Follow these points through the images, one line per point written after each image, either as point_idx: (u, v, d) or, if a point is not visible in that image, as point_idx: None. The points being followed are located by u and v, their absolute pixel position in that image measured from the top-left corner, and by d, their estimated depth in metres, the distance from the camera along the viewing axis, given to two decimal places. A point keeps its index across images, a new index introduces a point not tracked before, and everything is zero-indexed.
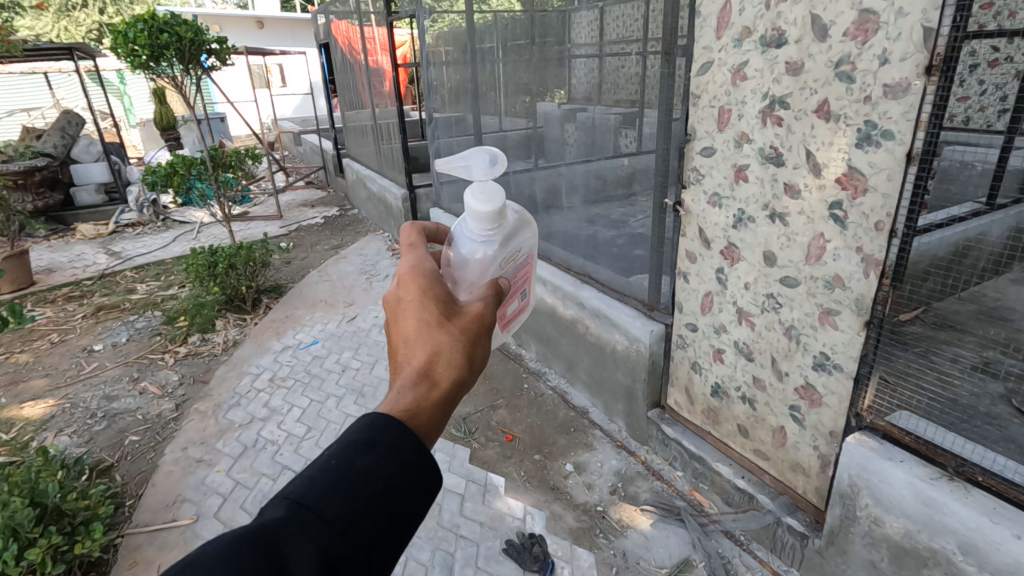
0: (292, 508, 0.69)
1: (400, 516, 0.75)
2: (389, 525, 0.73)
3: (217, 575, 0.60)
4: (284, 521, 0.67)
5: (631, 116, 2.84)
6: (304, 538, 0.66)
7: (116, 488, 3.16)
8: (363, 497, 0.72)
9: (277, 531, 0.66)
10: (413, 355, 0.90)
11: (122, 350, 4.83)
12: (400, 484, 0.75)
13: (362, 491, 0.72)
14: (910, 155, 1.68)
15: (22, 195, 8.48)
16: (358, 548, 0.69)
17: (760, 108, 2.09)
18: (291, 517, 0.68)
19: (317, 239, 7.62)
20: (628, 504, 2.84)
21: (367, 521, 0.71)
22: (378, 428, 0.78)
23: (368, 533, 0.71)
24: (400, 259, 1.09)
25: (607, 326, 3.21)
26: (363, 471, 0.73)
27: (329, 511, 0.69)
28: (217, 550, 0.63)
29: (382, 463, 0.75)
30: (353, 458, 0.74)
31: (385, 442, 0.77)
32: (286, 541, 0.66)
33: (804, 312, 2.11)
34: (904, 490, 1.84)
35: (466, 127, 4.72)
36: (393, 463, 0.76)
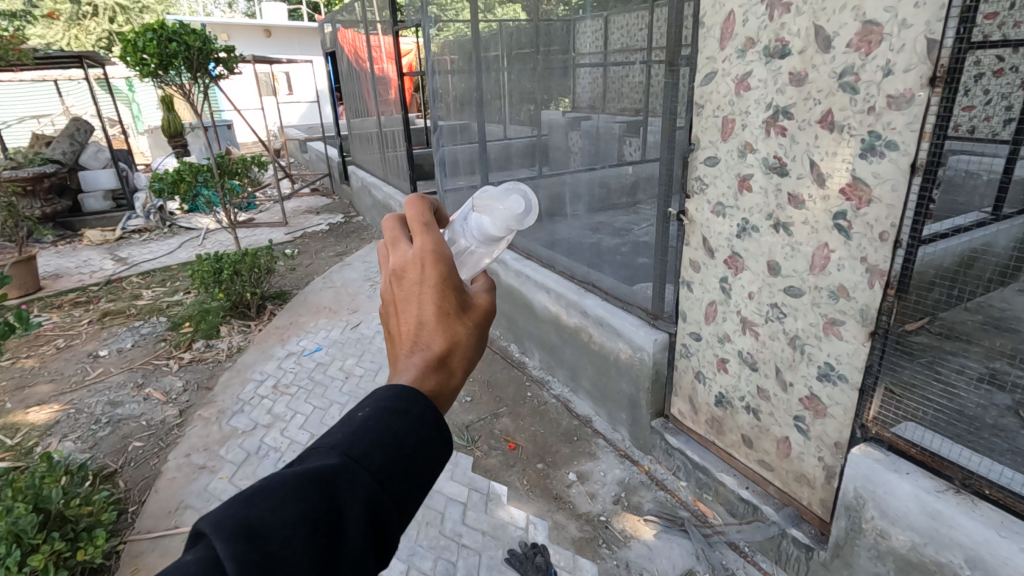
0: (340, 458, 0.69)
1: (434, 473, 0.76)
2: (426, 482, 0.75)
3: (285, 507, 0.64)
4: (333, 470, 0.68)
5: (635, 125, 2.84)
6: (350, 492, 0.68)
7: (119, 494, 3.17)
8: (403, 459, 0.72)
9: (327, 480, 0.67)
10: (431, 340, 0.86)
11: (128, 355, 4.85)
12: (432, 452, 0.75)
13: (403, 450, 0.72)
14: (914, 166, 1.68)
15: (30, 201, 8.56)
16: (397, 499, 0.72)
17: (764, 118, 2.10)
18: (340, 466, 0.69)
19: (322, 246, 7.66)
20: (631, 514, 2.82)
21: (405, 480, 0.72)
22: (409, 398, 0.77)
23: (405, 488, 0.72)
24: (407, 234, 0.95)
25: (611, 334, 3.20)
26: (401, 434, 0.73)
27: (374, 464, 0.70)
28: (278, 487, 0.66)
29: (419, 425, 0.75)
30: (392, 421, 0.74)
31: (417, 410, 0.76)
32: (336, 489, 0.68)
33: (808, 322, 2.10)
34: (910, 502, 1.82)
35: (470, 135, 4.75)
36: (427, 429, 0.76)
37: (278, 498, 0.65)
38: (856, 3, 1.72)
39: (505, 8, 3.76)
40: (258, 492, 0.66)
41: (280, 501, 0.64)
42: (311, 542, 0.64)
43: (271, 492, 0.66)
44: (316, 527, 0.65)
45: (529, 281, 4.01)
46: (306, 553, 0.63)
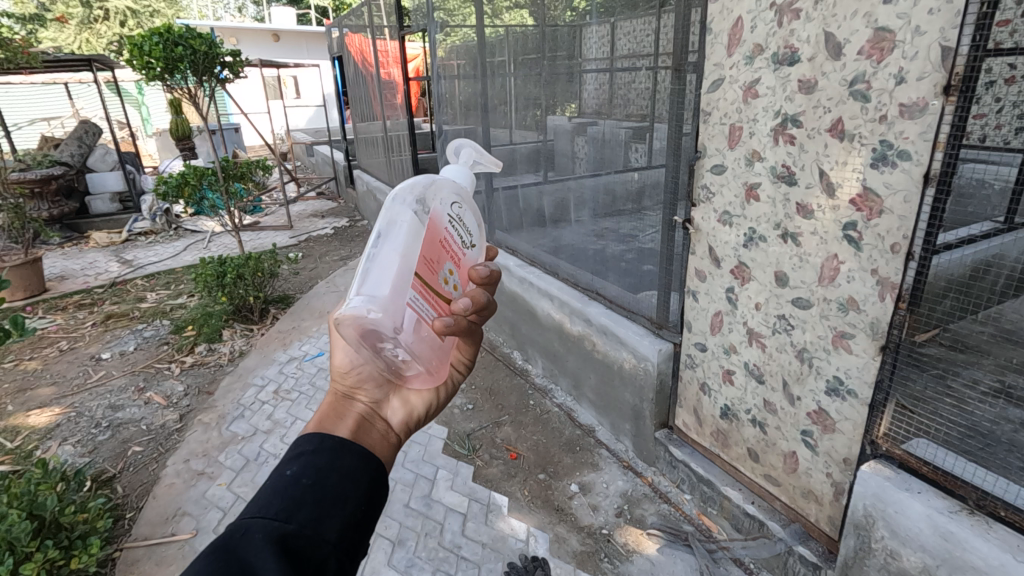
0: (234, 524, 0.78)
1: (347, 496, 0.85)
2: (336, 502, 0.83)
3: None
4: (227, 536, 0.76)
5: (641, 132, 2.80)
6: (249, 538, 0.76)
7: (116, 500, 3.14)
8: (299, 489, 0.82)
9: (223, 544, 0.75)
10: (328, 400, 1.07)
11: (130, 359, 4.84)
12: (330, 471, 0.86)
13: (296, 485, 0.83)
14: (927, 176, 1.63)
15: (37, 203, 8.58)
16: (307, 523, 0.80)
17: (772, 125, 2.06)
18: (237, 529, 0.77)
19: (326, 250, 7.66)
20: (634, 528, 2.77)
21: (308, 506, 0.81)
22: (302, 442, 0.91)
23: (313, 514, 0.81)
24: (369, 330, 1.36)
25: (615, 343, 3.16)
26: (295, 473, 0.85)
27: (270, 510, 0.80)
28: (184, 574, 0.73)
29: (310, 463, 0.86)
30: (284, 468, 0.86)
31: (310, 447, 0.89)
32: (237, 546, 0.75)
33: (817, 334, 2.06)
34: (922, 523, 1.77)
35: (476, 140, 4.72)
36: (323, 458, 0.88)
37: None
38: (868, 10, 1.68)
39: (511, 14, 3.74)
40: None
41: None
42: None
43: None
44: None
45: (532, 288, 3.98)
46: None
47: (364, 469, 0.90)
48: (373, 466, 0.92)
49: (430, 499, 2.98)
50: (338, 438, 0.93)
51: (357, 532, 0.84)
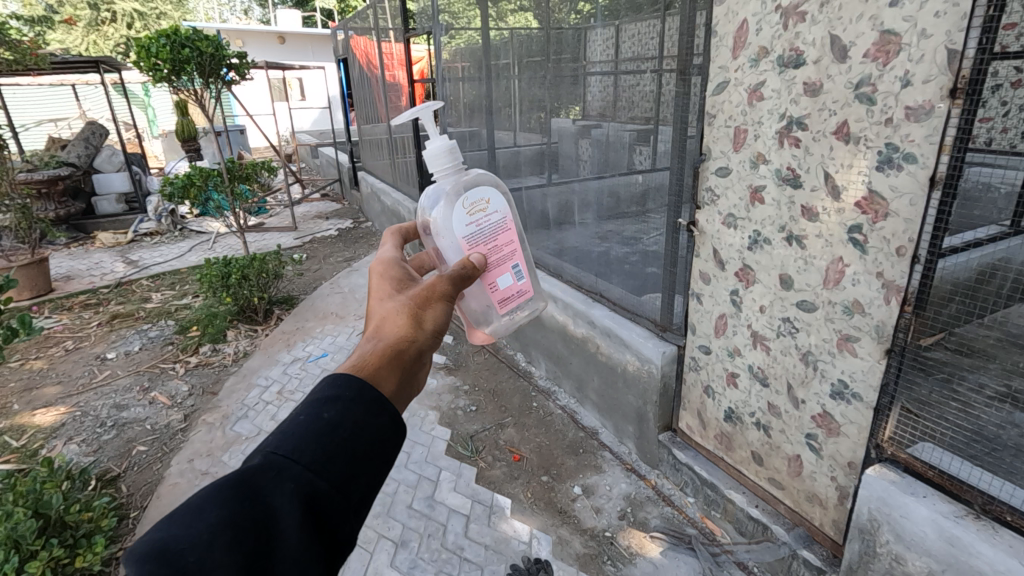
0: (262, 461, 0.75)
1: (376, 458, 0.82)
2: (366, 465, 0.80)
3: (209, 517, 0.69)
4: (257, 470, 0.74)
5: (645, 134, 2.80)
6: (277, 485, 0.73)
7: (121, 499, 3.15)
8: (331, 442, 0.78)
9: (249, 480, 0.73)
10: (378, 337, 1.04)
11: (134, 359, 4.86)
12: (364, 428, 0.82)
13: (334, 436, 0.78)
14: (933, 179, 1.63)
15: (44, 204, 8.64)
16: (333, 482, 0.76)
17: (777, 128, 2.06)
18: (264, 467, 0.75)
19: (330, 251, 7.69)
20: (637, 530, 2.76)
21: (337, 463, 0.77)
22: (339, 387, 0.86)
23: (345, 472, 0.77)
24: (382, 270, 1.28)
25: (618, 346, 3.16)
26: (330, 422, 0.80)
27: (301, 456, 0.76)
28: (209, 494, 0.72)
29: (347, 413, 0.82)
30: (320, 411, 0.81)
31: (346, 396, 0.84)
32: (263, 486, 0.74)
33: (821, 338, 2.05)
34: (927, 527, 1.76)
35: (480, 142, 4.73)
36: (360, 412, 0.83)
37: (199, 507, 0.71)
38: (874, 13, 1.68)
39: (516, 16, 3.74)
40: (187, 504, 0.71)
41: (200, 510, 0.70)
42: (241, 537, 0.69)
43: (197, 503, 0.71)
44: (244, 522, 0.71)
45: None
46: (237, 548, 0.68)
47: (395, 432, 0.86)
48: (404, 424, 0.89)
49: (433, 501, 2.98)
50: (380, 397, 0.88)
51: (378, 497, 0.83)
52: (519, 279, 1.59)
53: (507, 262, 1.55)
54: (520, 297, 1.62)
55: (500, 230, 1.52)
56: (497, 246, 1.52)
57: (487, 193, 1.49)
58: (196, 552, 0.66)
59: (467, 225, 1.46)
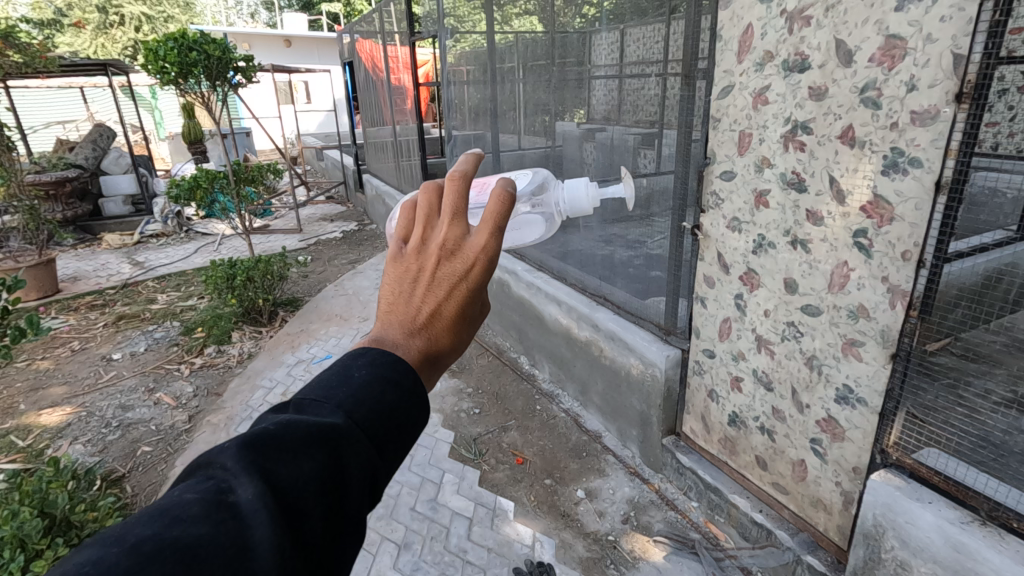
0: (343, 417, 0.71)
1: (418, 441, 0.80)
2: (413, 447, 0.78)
3: (292, 470, 0.65)
4: (336, 430, 0.69)
5: (650, 138, 2.80)
6: (352, 454, 0.69)
7: (126, 499, 3.17)
8: (397, 425, 0.75)
9: (329, 437, 0.68)
10: (438, 334, 0.85)
11: (140, 360, 4.89)
12: (423, 419, 0.79)
13: (400, 417, 0.75)
14: (938, 184, 1.62)
15: (51, 205, 8.70)
16: (389, 462, 0.74)
17: (782, 132, 2.06)
18: (344, 428, 0.70)
19: (334, 253, 7.71)
20: (640, 534, 2.75)
21: (396, 446, 0.75)
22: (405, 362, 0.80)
23: (397, 455, 0.76)
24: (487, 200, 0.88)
25: (622, 349, 3.15)
26: (400, 403, 0.75)
27: (371, 428, 0.72)
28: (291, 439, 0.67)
29: (415, 393, 0.78)
30: (391, 389, 0.76)
31: (407, 383, 0.77)
32: (341, 448, 0.69)
33: (826, 342, 2.05)
34: (933, 533, 1.75)
35: (485, 145, 4.74)
36: (421, 395, 0.79)
37: (285, 455, 0.66)
38: (879, 17, 1.68)
39: (521, 20, 3.76)
40: (272, 439, 0.67)
41: (295, 453, 0.66)
42: (325, 490, 0.67)
43: (285, 442, 0.67)
44: (325, 483, 0.66)
45: (540, 293, 3.99)
46: (322, 501, 0.66)
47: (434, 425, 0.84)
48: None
49: (436, 503, 2.98)
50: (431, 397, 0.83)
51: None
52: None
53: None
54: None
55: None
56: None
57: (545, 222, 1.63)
58: (288, 495, 0.64)
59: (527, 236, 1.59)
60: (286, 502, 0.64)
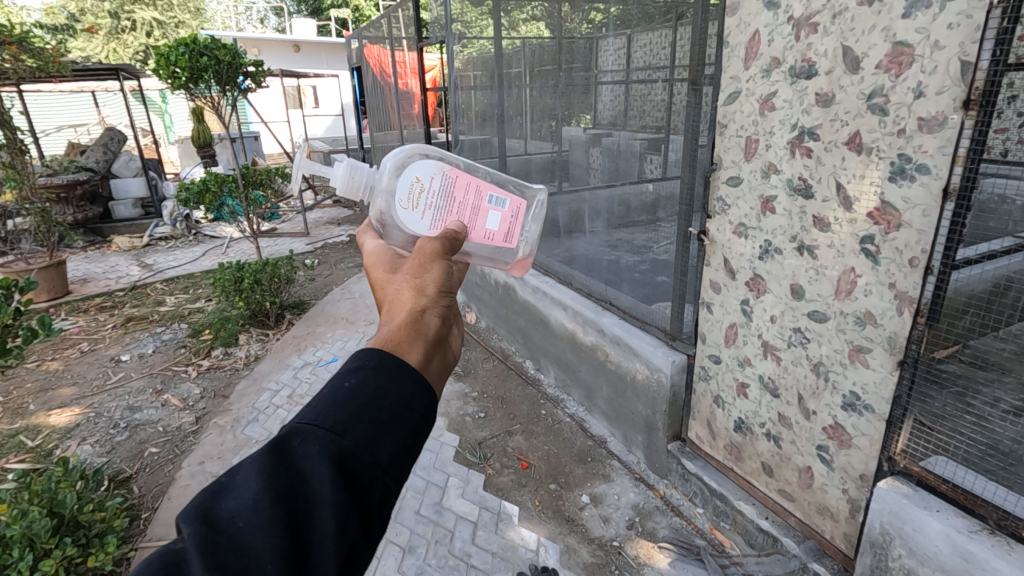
0: (290, 428, 0.77)
1: (402, 419, 0.80)
2: (390, 427, 0.78)
3: (247, 493, 0.72)
4: (285, 440, 0.76)
5: (656, 143, 2.81)
6: (306, 450, 0.74)
7: (133, 500, 3.18)
8: (356, 405, 0.78)
9: (279, 448, 0.75)
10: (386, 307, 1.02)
11: (148, 361, 4.93)
12: (388, 390, 0.81)
13: (352, 401, 0.78)
14: (946, 191, 1.62)
15: (63, 208, 8.79)
16: (358, 445, 0.76)
17: (789, 138, 2.06)
18: (294, 434, 0.76)
19: (341, 257, 7.76)
20: (645, 540, 2.74)
21: (361, 423, 0.77)
22: (361, 357, 0.86)
23: (368, 434, 0.76)
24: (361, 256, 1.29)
25: (628, 354, 3.15)
26: (351, 390, 0.80)
27: (327, 422, 0.76)
28: (249, 466, 0.75)
29: (368, 381, 0.82)
30: (343, 382, 0.81)
31: (369, 364, 0.84)
32: (294, 454, 0.75)
33: (833, 348, 2.04)
34: (941, 542, 1.74)
35: (491, 150, 4.77)
36: (378, 379, 0.82)
37: (242, 485, 0.74)
38: (887, 24, 1.68)
39: (528, 26, 3.78)
40: (223, 484, 0.75)
41: (248, 481, 0.74)
42: (277, 500, 0.71)
43: (238, 481, 0.75)
44: (281, 487, 0.72)
45: (546, 297, 3.99)
46: (274, 511, 0.70)
47: (421, 395, 0.84)
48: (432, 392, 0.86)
49: (440, 507, 2.98)
50: (398, 357, 0.87)
51: (410, 458, 0.81)
52: (502, 209, 1.57)
53: (482, 203, 1.53)
54: (517, 217, 1.62)
55: (452, 189, 1.47)
56: (457, 203, 1.49)
57: (411, 172, 1.45)
58: (239, 520, 0.70)
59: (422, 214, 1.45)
60: (237, 527, 0.70)
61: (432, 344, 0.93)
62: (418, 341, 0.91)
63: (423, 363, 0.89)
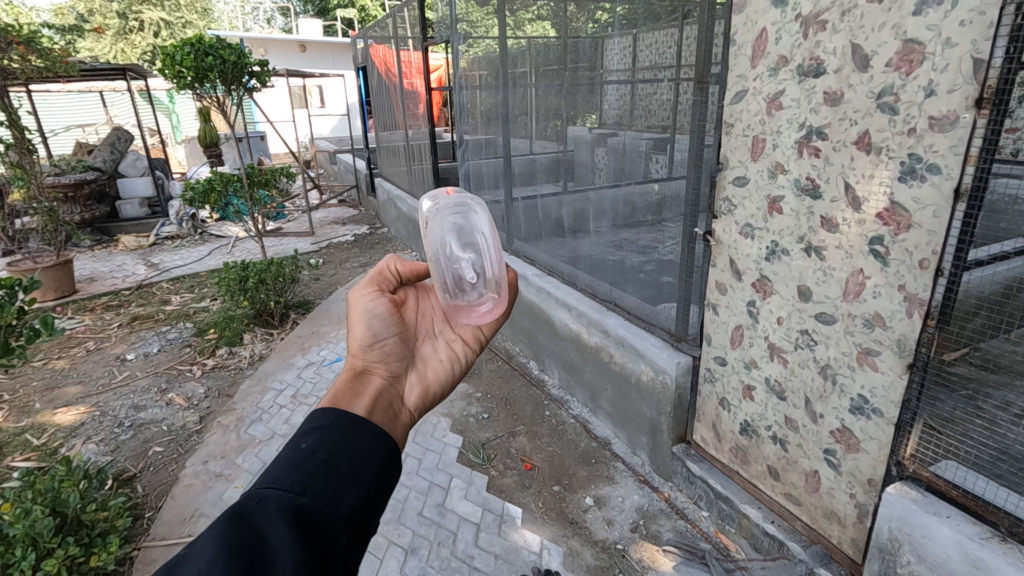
0: (250, 494, 0.88)
1: (361, 472, 0.97)
2: (349, 481, 0.94)
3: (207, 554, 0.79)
4: (244, 503, 0.86)
5: (662, 143, 2.78)
6: (264, 507, 0.86)
7: (137, 499, 3.19)
8: (313, 463, 0.94)
9: (238, 512, 0.85)
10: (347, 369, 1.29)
11: (153, 360, 4.95)
12: (345, 447, 0.98)
13: (311, 461, 0.94)
14: (958, 191, 1.59)
15: (71, 207, 8.84)
16: (317, 498, 0.89)
17: (796, 138, 2.03)
18: (253, 498, 0.87)
19: (346, 256, 7.76)
20: (649, 544, 2.71)
21: (320, 479, 0.92)
22: (317, 419, 1.03)
23: (326, 487, 0.91)
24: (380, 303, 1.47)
25: (633, 356, 3.13)
26: (309, 452, 0.95)
27: (284, 483, 0.90)
28: (204, 535, 0.82)
29: (323, 441, 0.98)
30: (302, 444, 0.97)
31: (326, 424, 1.02)
32: (254, 515, 0.85)
33: (841, 351, 2.01)
34: (951, 549, 1.71)
35: (496, 150, 4.75)
36: (334, 439, 0.99)
37: (196, 552, 0.80)
38: (897, 21, 1.65)
39: (534, 25, 3.76)
40: (177, 556, 0.80)
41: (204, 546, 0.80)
42: (233, 559, 0.79)
43: (188, 554, 0.80)
44: (241, 545, 0.81)
45: (550, 298, 3.97)
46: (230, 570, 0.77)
47: (376, 448, 1.01)
48: (383, 450, 1.03)
49: (443, 508, 2.96)
50: (352, 414, 1.06)
51: (367, 509, 0.95)
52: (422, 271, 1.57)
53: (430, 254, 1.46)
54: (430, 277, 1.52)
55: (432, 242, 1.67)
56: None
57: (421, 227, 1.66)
58: None
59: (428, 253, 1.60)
60: None
61: (371, 399, 1.17)
62: (359, 398, 1.14)
63: (368, 412, 1.10)
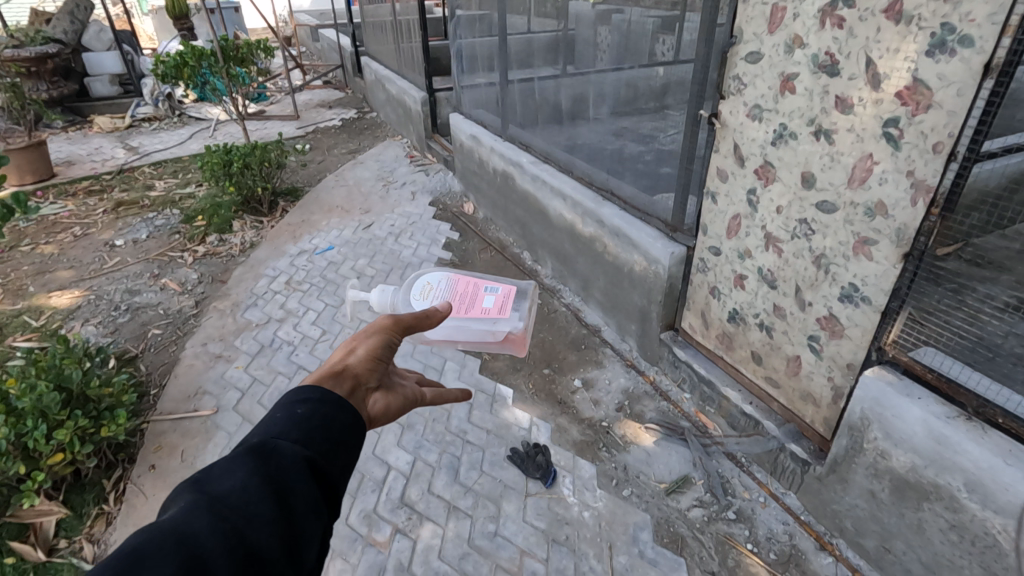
0: (261, 440, 0.87)
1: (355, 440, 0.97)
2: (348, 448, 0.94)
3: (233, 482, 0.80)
4: (258, 445, 0.86)
5: (672, 14, 2.54)
6: (279, 451, 0.86)
7: (141, 377, 3.29)
8: (315, 429, 0.92)
9: (253, 450, 0.85)
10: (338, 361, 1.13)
11: (142, 246, 4.89)
12: (342, 419, 0.96)
13: (313, 421, 0.93)
14: (988, 67, 1.47)
15: (36, 83, 8.26)
16: (324, 454, 0.90)
17: (820, 6, 1.84)
18: (268, 441, 0.87)
19: (334, 142, 7.44)
20: (632, 421, 2.86)
21: (325, 440, 0.92)
22: (305, 390, 0.98)
23: (328, 445, 0.92)
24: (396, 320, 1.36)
25: (627, 246, 3.10)
26: (306, 414, 0.93)
27: (289, 437, 0.89)
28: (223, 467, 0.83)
29: (319, 407, 0.95)
30: (299, 406, 0.94)
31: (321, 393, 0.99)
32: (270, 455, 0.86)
33: (838, 240, 1.98)
34: (917, 427, 1.80)
35: (491, 23, 4.36)
36: (328, 409, 0.96)
37: (219, 481, 0.81)
38: None
39: None
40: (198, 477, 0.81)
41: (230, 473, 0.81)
42: (264, 482, 0.81)
43: (213, 474, 0.82)
44: (264, 480, 0.82)
45: (545, 187, 3.86)
46: (264, 490, 0.80)
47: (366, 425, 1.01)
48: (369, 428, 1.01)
49: None
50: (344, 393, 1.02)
51: None
52: (497, 293, 1.74)
53: (478, 292, 1.75)
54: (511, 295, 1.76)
55: (451, 288, 1.77)
56: (456, 297, 1.76)
57: (424, 280, 1.79)
58: (229, 499, 0.79)
59: (427, 300, 1.74)
60: (228, 502, 0.79)
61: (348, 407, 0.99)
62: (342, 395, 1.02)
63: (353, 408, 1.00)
